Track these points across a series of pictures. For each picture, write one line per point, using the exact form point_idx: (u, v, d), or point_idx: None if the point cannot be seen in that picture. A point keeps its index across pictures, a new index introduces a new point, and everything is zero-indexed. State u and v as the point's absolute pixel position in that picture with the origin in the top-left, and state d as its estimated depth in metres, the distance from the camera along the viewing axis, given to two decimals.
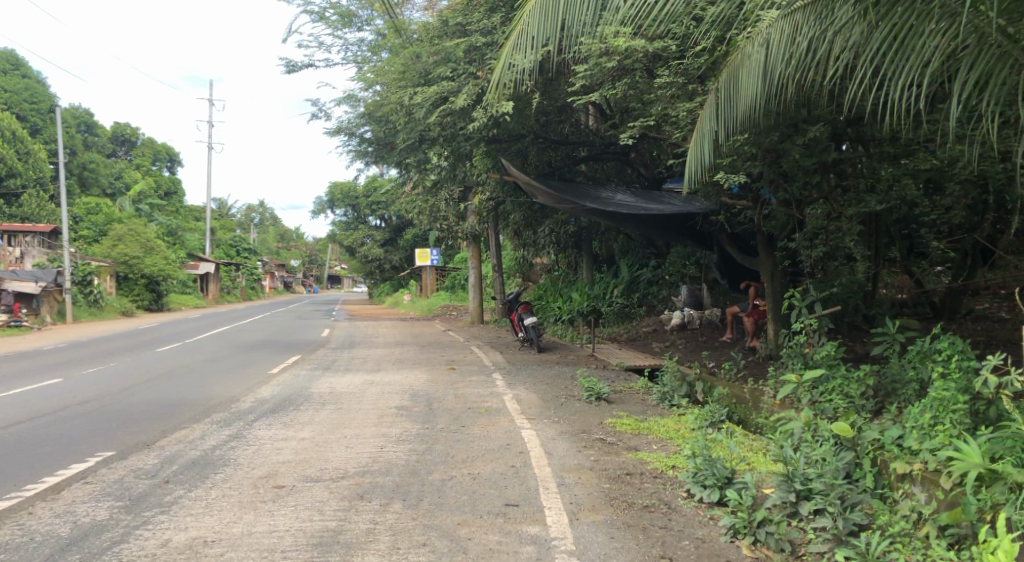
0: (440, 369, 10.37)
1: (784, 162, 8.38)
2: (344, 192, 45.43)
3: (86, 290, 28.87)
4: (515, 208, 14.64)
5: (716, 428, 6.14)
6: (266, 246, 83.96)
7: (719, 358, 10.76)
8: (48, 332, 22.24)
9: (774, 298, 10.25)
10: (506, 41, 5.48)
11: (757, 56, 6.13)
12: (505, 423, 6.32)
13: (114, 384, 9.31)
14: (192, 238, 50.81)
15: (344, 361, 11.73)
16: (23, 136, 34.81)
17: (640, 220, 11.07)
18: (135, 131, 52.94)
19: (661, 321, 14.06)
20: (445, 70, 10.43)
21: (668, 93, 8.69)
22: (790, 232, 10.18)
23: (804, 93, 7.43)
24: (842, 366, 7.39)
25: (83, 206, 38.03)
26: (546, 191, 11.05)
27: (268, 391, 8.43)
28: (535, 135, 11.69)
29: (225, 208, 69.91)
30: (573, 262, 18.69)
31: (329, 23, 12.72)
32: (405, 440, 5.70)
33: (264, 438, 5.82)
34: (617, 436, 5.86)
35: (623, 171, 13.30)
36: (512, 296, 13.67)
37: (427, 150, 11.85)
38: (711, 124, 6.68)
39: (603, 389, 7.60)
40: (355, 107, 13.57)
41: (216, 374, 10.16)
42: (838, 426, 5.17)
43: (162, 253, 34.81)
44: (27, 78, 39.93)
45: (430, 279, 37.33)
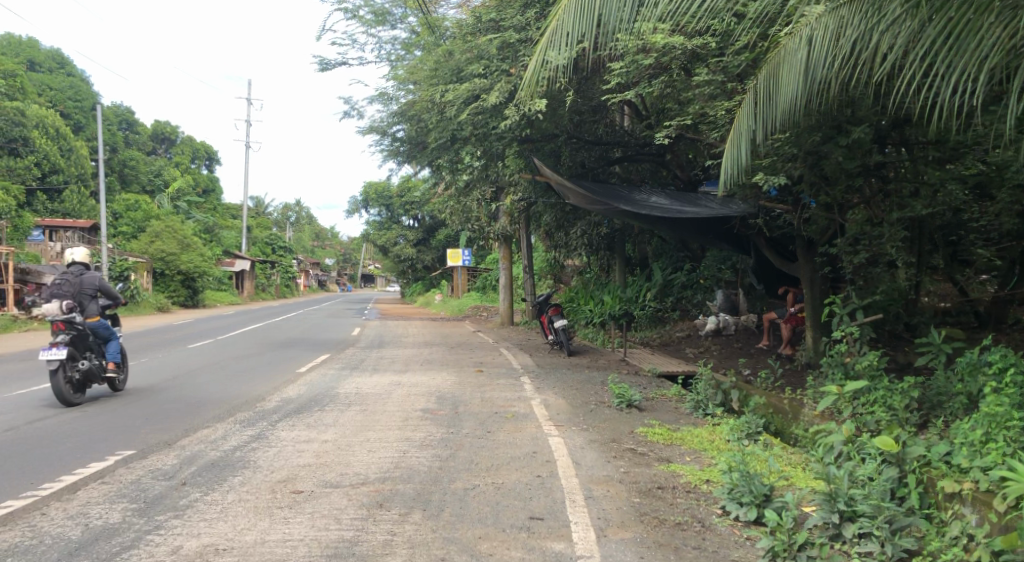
0: (469, 371, 10.22)
1: (825, 165, 8.07)
2: (378, 192, 45.65)
3: (123, 285, 29.39)
4: (546, 209, 14.45)
5: (751, 439, 5.89)
6: (301, 245, 84.98)
7: (755, 366, 10.45)
8: (85, 326, 22.67)
9: (813, 304, 9.91)
10: (540, 38, 5.35)
11: (799, 54, 5.87)
12: (532, 429, 6.14)
13: (144, 381, 9.35)
14: (228, 235, 51.56)
15: (372, 360, 11.66)
16: (67, 133, 35.62)
17: (675, 223, 10.80)
18: (175, 129, 53.92)
19: (695, 326, 13.75)
20: (477, 67, 10.29)
21: (706, 92, 8.43)
22: (830, 238, 9.84)
23: (847, 94, 7.13)
24: (884, 378, 7.08)
25: (124, 203, 38.81)
26: (578, 192, 10.85)
27: (294, 390, 8.36)
28: (569, 135, 11.49)
29: (262, 206, 70.89)
30: (605, 264, 18.43)
31: (363, 21, 12.65)
32: (428, 445, 5.56)
33: (285, 439, 5.73)
34: (648, 446, 5.64)
35: (658, 172, 13.02)
36: (542, 298, 13.48)
37: (459, 149, 11.71)
38: (748, 124, 6.40)
39: (634, 396, 7.38)
40: (388, 106, 13.49)
41: (244, 372, 10.14)
42: (883, 439, 4.91)
43: (198, 250, 35.35)
44: (72, 77, 40.90)
45: (462, 279, 37.35)
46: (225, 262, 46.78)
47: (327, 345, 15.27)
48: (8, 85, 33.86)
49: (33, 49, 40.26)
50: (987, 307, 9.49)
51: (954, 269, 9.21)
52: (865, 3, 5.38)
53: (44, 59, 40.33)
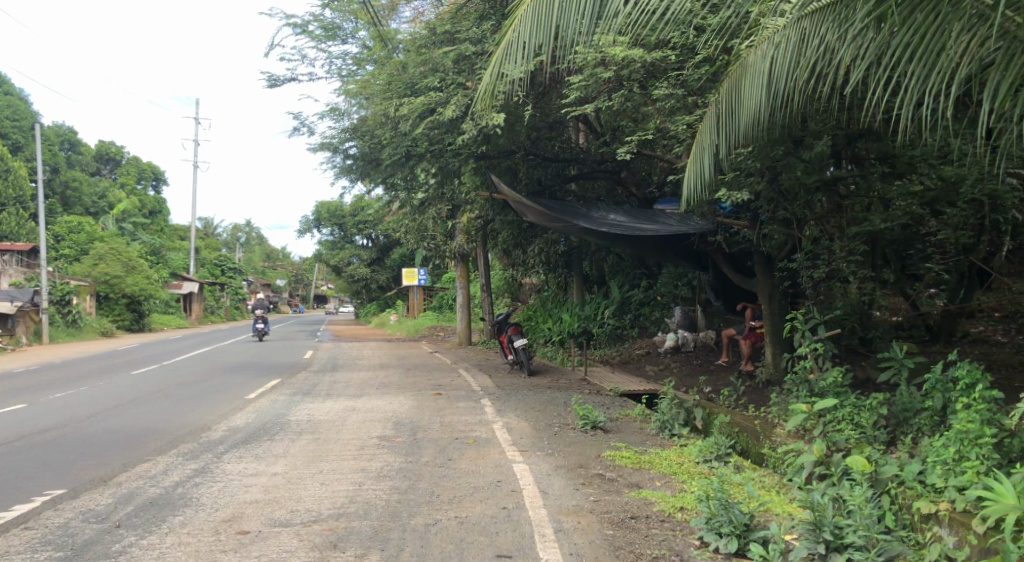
0: (426, 394, 9.86)
1: (784, 179, 8.05)
2: (331, 211, 44.96)
3: (63, 310, 28.10)
4: (503, 228, 14.25)
5: (720, 461, 5.73)
6: (252, 266, 83.24)
7: (716, 384, 10.36)
8: (20, 354, 21.49)
9: (773, 321, 9.89)
10: (497, 46, 5.17)
11: (762, 66, 5.85)
12: (496, 456, 5.86)
13: (82, 411, 8.77)
14: (176, 257, 50.06)
15: (325, 385, 11.21)
16: (3, 152, 34.13)
17: (633, 241, 10.70)
18: (120, 149, 52.38)
19: (654, 343, 13.66)
20: (432, 80, 10.07)
21: (665, 106, 8.36)
22: (788, 253, 9.85)
23: (807, 108, 7.15)
24: (849, 394, 7.05)
25: (65, 224, 37.27)
26: (536, 210, 10.67)
27: (242, 418, 7.91)
28: (525, 151, 11.32)
29: (211, 227, 69.23)
30: (563, 282, 18.29)
31: (313, 35, 12.33)
32: (386, 476, 5.23)
33: (232, 473, 5.33)
34: (617, 471, 5.42)
35: (614, 189, 12.97)
36: (501, 317, 13.23)
37: (414, 165, 11.42)
38: (713, 137, 6.37)
39: (599, 417, 7.17)
40: (339, 121, 13.16)
41: (190, 399, 9.59)
42: (854, 458, 5.14)
43: (144, 273, 34.11)
44: (10, 95, 39.36)
45: (418, 299, 36.92)
46: (172, 284, 45.33)
47: (280, 369, 14.72)
48: None
49: None
50: (938, 322, 9.69)
51: (904, 284, 9.31)
52: (828, 15, 5.35)
53: None
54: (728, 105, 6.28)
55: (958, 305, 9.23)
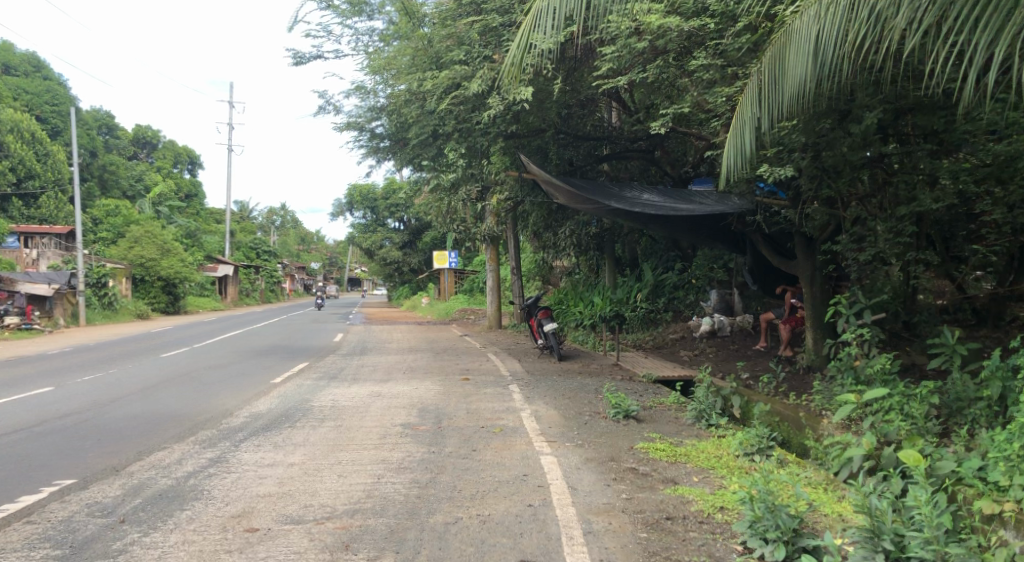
0: (454, 379, 9.61)
1: (828, 157, 7.59)
2: (364, 194, 45.05)
3: (100, 292, 28.56)
4: (533, 209, 13.89)
5: (762, 455, 5.34)
6: (287, 249, 84.21)
7: (754, 370, 9.95)
8: (59, 335, 21.88)
9: (814, 305, 9.41)
10: (526, 14, 5.22)
11: (810, 33, 5.53)
12: (522, 447, 5.58)
13: (107, 394, 8.71)
14: (212, 240, 50.71)
15: (352, 369, 11.06)
16: (42, 137, 34.71)
17: (667, 221, 10.28)
18: (157, 133, 53.10)
19: (689, 328, 13.25)
20: (458, 53, 9.73)
21: (703, 76, 7.91)
22: (831, 234, 9.34)
23: (856, 79, 6.73)
24: (897, 382, 6.66)
25: (103, 208, 37.86)
26: (566, 190, 10.29)
27: (265, 404, 7.75)
28: (556, 129, 10.88)
29: (246, 210, 70.13)
30: (595, 265, 17.89)
31: (338, 10, 12.01)
32: (407, 468, 4.97)
33: (247, 464, 5.13)
34: (651, 465, 5.10)
35: (648, 169, 12.52)
36: (531, 300, 12.91)
37: (441, 145, 11.12)
38: (753, 110, 6.06)
39: (632, 406, 6.86)
40: (365, 100, 12.90)
41: (216, 384, 9.49)
42: (906, 452, 4.64)
43: (179, 255, 34.48)
44: (49, 80, 40.02)
45: (449, 281, 36.77)
46: (209, 266, 45.87)
47: (308, 352, 14.64)
48: None
49: (7, 52, 39.06)
50: (985, 304, 8.90)
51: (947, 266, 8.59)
52: None
53: (21, 62, 39.45)
54: (771, 75, 5.92)
55: (1006, 288, 8.42)
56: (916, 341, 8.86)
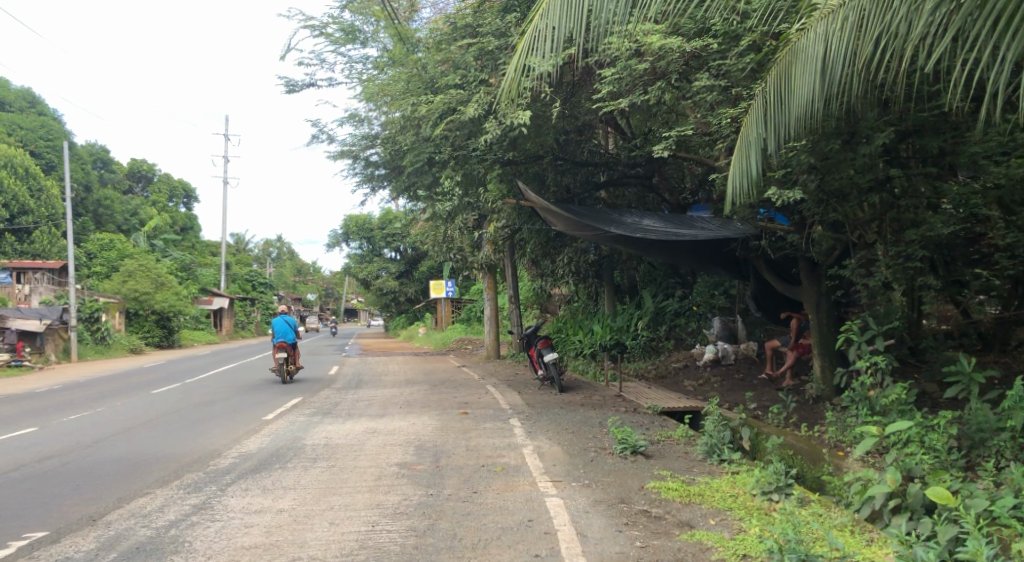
0: (452, 413, 9.28)
1: (835, 181, 7.38)
2: (359, 224, 44.97)
3: (92, 327, 28.17)
4: (531, 237, 13.67)
5: (781, 494, 5.02)
6: (283, 281, 84.02)
7: (761, 401, 9.63)
8: (49, 372, 21.45)
9: (821, 332, 9.15)
10: (523, 35, 5.03)
11: (818, 50, 5.36)
12: (526, 488, 5.27)
13: (91, 435, 8.35)
14: (207, 272, 50.39)
15: (347, 403, 10.71)
16: (36, 172, 34.55)
17: (669, 248, 10.04)
18: (152, 166, 53.10)
19: (692, 356, 12.95)
20: (453, 78, 9.58)
21: (707, 98, 7.74)
22: (836, 259, 9.12)
23: (863, 97, 6.53)
24: (915, 413, 6.38)
25: (97, 242, 37.59)
26: (566, 217, 10.06)
27: (255, 443, 7.41)
28: (554, 155, 10.69)
29: (242, 242, 70.04)
30: (593, 292, 17.61)
31: (331, 38, 11.89)
32: (403, 514, 4.65)
33: (233, 510, 4.80)
34: (664, 507, 4.79)
35: (647, 195, 12.33)
36: (530, 329, 12.60)
37: (437, 173, 10.92)
38: (758, 130, 5.85)
39: (640, 441, 6.55)
40: (359, 128, 12.72)
41: (205, 421, 9.12)
42: (937, 492, 4.40)
43: (173, 288, 34.14)
44: (44, 116, 40.05)
45: (446, 311, 36.45)
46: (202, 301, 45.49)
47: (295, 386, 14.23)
48: None
49: (2, 88, 39.12)
50: (992, 329, 8.66)
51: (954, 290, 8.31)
52: None
53: (16, 98, 39.53)
54: (777, 95, 5.74)
55: None
56: (925, 370, 8.58)
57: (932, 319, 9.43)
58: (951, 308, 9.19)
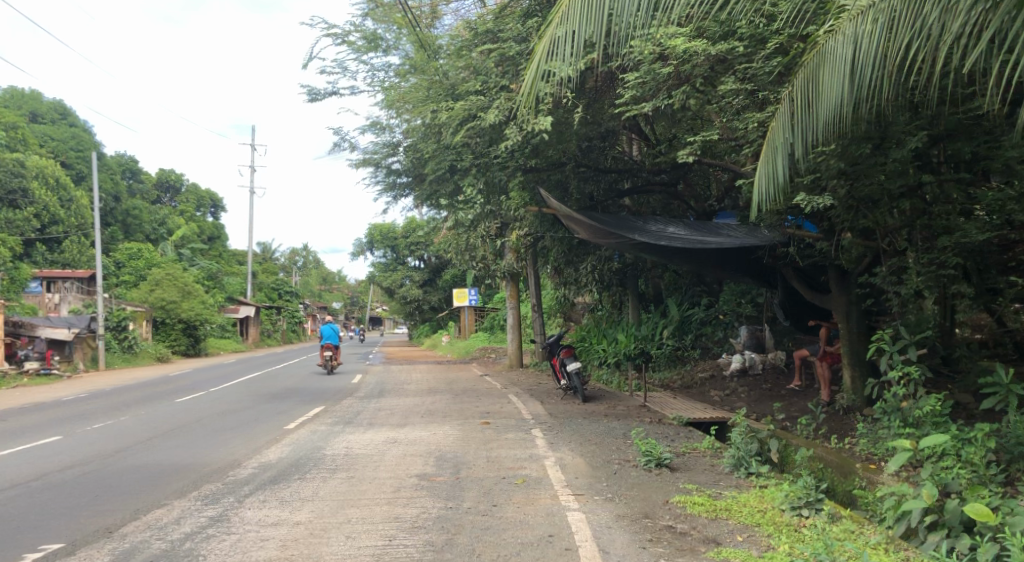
0: (474, 423, 9.17)
1: (865, 187, 7.18)
2: (383, 233, 45.14)
3: (120, 335, 28.55)
4: (554, 244, 13.55)
5: (811, 510, 4.83)
6: (308, 290, 84.72)
7: (789, 412, 9.40)
8: (77, 380, 21.74)
9: (851, 341, 8.91)
10: (542, 39, 4.94)
11: (846, 52, 5.22)
12: (547, 501, 5.14)
13: (115, 443, 8.39)
14: (233, 281, 50.94)
15: (369, 412, 10.66)
16: (67, 183, 35.21)
17: (694, 256, 9.86)
18: (181, 177, 53.90)
19: (718, 366, 12.71)
20: (474, 84, 9.53)
21: (732, 102, 7.59)
22: (867, 266, 8.88)
23: (894, 100, 6.34)
24: (951, 425, 6.15)
25: (126, 252, 38.20)
26: (588, 225, 9.93)
27: (275, 453, 7.37)
28: (577, 162, 10.56)
29: (269, 251, 70.78)
30: (617, 301, 17.42)
31: (353, 47, 11.92)
32: (421, 528, 4.55)
33: (249, 522, 4.74)
34: (689, 523, 4.64)
35: (671, 203, 12.16)
36: (553, 338, 12.48)
37: (458, 180, 10.88)
38: (784, 135, 5.70)
39: (665, 453, 6.40)
40: (381, 135, 12.72)
41: (227, 430, 9.13)
42: (976, 509, 4.22)
43: (200, 297, 34.53)
44: (75, 128, 40.86)
45: (469, 319, 36.41)
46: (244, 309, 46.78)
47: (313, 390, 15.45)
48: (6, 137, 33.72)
49: (36, 101, 40.02)
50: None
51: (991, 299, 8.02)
52: None
53: (49, 111, 40.42)
54: (804, 99, 5.59)
55: None
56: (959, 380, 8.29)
57: (967, 328, 9.13)
58: (987, 317, 8.88)
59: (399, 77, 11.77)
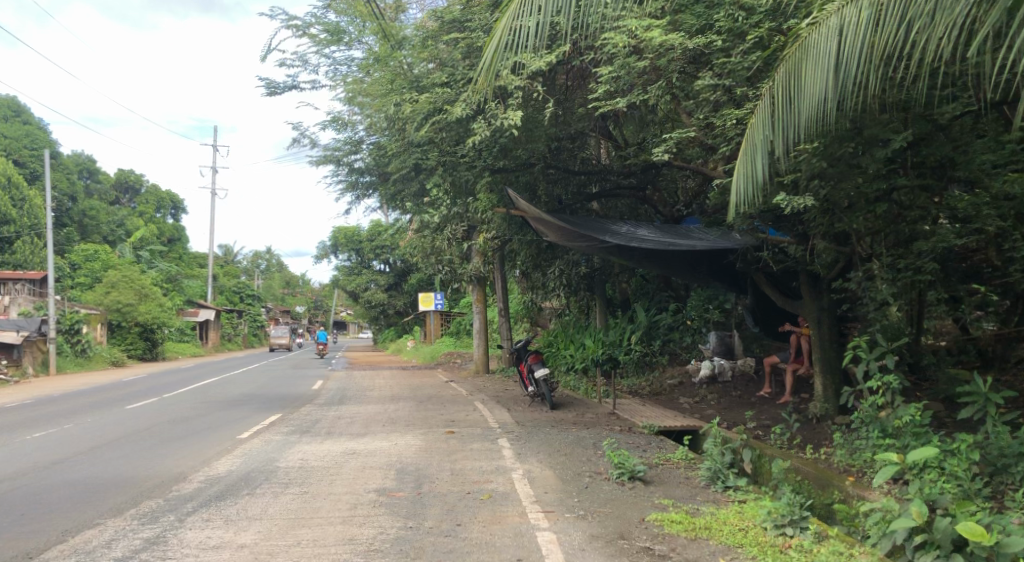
0: (438, 432, 8.77)
1: (842, 188, 6.98)
2: (348, 236, 44.33)
3: (72, 339, 27.46)
4: (521, 247, 13.23)
5: (796, 529, 4.58)
6: (271, 293, 83.19)
7: (761, 420, 9.18)
8: (23, 386, 20.73)
9: (823, 348, 8.73)
10: (506, 19, 4.66)
11: (832, 42, 4.98)
12: (515, 520, 4.80)
13: (50, 455, 7.80)
14: (193, 284, 49.59)
15: (327, 421, 10.18)
16: (18, 181, 33.86)
17: (665, 259, 9.63)
18: (140, 176, 52.41)
19: (687, 373, 12.49)
20: (440, 76, 9.17)
21: (709, 98, 7.38)
22: (839, 272, 8.71)
23: (876, 97, 6.15)
24: (930, 436, 5.96)
25: (81, 253, 36.89)
26: (557, 227, 9.61)
27: (224, 465, 6.88)
28: (546, 163, 10.19)
29: (231, 255, 69.29)
30: (585, 306, 17.16)
31: (316, 39, 11.48)
32: (378, 551, 4.16)
33: (187, 546, 4.28)
34: (667, 544, 4.36)
35: (640, 207, 11.95)
36: (520, 344, 12.11)
37: (424, 180, 10.50)
38: (764, 131, 5.44)
39: (637, 466, 6.11)
40: (343, 131, 12.29)
41: (173, 440, 8.58)
42: (969, 527, 4.04)
43: (158, 300, 33.43)
44: (28, 125, 39.46)
45: (435, 324, 35.95)
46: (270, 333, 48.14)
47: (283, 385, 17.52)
48: None
49: None
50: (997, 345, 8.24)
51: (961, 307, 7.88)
52: None
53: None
54: (787, 93, 5.32)
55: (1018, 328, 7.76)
56: (930, 389, 8.15)
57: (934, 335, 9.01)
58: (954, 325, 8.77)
59: (361, 72, 11.37)
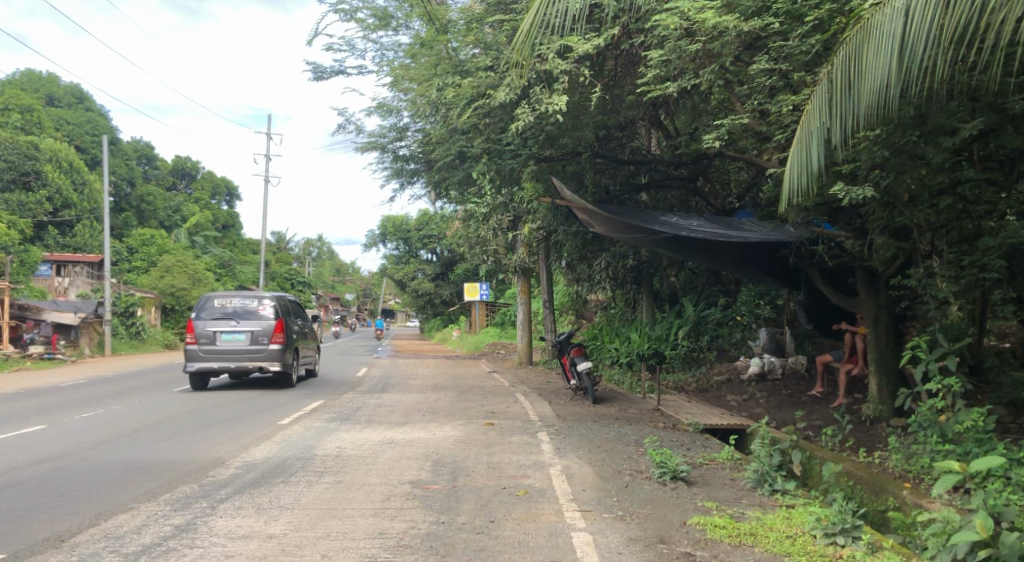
0: (477, 424, 8.67)
1: (906, 180, 6.56)
2: (396, 225, 44.65)
3: (127, 321, 28.33)
4: (567, 238, 13.01)
5: (848, 539, 4.28)
6: (321, 281, 84.68)
7: (811, 420, 8.80)
8: (81, 365, 21.46)
9: (880, 348, 8.31)
10: None
11: (896, 25, 4.62)
12: (550, 518, 4.64)
13: (98, 436, 7.95)
14: (246, 270, 50.74)
15: (368, 409, 10.18)
16: (79, 166, 35.04)
17: (714, 252, 9.30)
18: (196, 164, 53.76)
19: (736, 370, 12.11)
20: (484, 60, 9.00)
21: (765, 83, 7.05)
22: (900, 268, 8.26)
23: (943, 83, 5.73)
24: (997, 443, 5.56)
25: (138, 237, 38.02)
26: (602, 217, 9.36)
27: (262, 451, 6.90)
28: (593, 151, 9.95)
29: (282, 242, 70.72)
30: (631, 299, 16.84)
31: (363, 24, 11.44)
32: (407, 547, 4.05)
33: (216, 534, 4.25)
34: (710, 551, 4.14)
35: (690, 198, 11.60)
36: (563, 335, 11.91)
37: (468, 168, 10.36)
38: (820, 120, 5.12)
39: (680, 465, 5.87)
40: (389, 117, 12.23)
41: (216, 424, 8.67)
42: None
43: (210, 285, 34.20)
44: (90, 112, 40.78)
45: (481, 315, 36.00)
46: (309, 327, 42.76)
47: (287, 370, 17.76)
48: (21, 120, 33.66)
49: (51, 84, 40.09)
50: None
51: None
52: None
53: (64, 95, 40.29)
54: (846, 80, 4.99)
55: None
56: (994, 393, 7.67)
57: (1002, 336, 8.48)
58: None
59: (407, 57, 11.29)
